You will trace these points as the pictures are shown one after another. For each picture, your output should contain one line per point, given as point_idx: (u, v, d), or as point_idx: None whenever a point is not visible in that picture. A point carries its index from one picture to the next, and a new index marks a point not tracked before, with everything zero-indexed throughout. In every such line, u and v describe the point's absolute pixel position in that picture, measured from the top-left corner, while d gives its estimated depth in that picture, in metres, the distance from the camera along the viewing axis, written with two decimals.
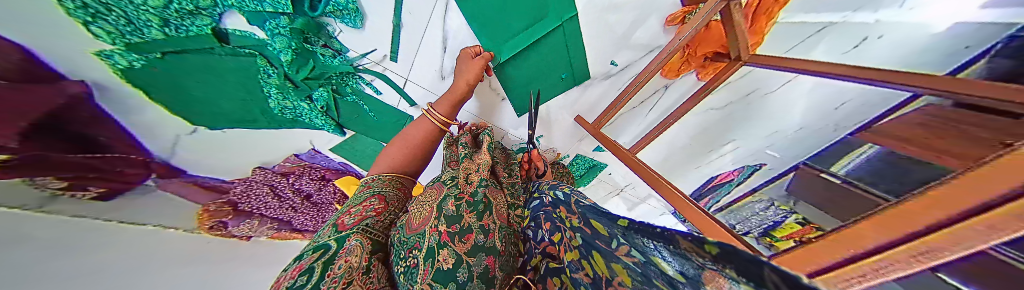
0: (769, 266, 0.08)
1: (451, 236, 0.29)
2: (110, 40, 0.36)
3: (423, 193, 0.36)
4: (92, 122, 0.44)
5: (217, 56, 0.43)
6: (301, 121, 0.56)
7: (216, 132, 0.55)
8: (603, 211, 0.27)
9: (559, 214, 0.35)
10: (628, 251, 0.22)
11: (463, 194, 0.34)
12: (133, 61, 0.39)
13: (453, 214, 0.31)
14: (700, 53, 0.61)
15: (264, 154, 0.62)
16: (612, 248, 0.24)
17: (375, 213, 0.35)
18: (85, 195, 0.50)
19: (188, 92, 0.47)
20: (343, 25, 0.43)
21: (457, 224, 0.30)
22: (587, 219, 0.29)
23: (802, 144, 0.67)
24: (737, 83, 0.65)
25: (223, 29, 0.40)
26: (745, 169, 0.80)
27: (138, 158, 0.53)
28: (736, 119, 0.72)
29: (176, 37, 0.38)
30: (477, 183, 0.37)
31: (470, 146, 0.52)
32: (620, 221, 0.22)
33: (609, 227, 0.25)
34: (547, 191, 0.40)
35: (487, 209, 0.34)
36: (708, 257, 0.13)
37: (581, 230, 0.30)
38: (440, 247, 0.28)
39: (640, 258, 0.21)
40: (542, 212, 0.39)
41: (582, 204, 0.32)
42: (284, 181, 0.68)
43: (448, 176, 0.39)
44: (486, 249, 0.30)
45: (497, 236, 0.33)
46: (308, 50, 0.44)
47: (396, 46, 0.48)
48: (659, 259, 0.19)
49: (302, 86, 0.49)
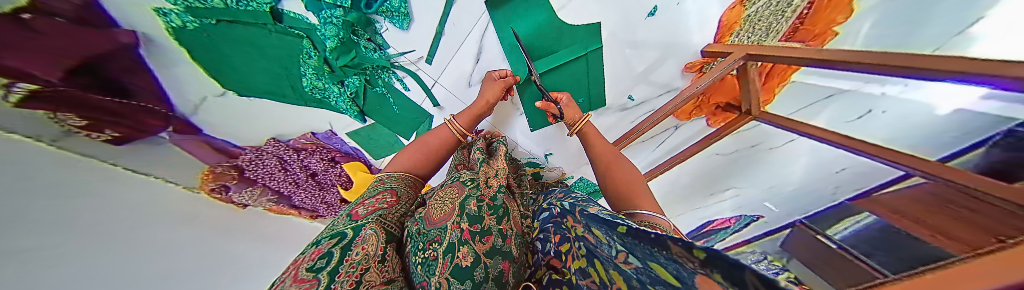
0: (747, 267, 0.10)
1: (472, 234, 0.30)
2: (173, 1, 0.38)
3: (444, 189, 0.38)
4: (132, 71, 0.45)
5: (266, 31, 0.46)
6: (327, 102, 0.58)
7: (244, 98, 0.56)
8: (603, 219, 0.28)
9: (565, 224, 0.36)
10: (625, 259, 0.23)
11: (483, 196, 0.35)
12: (186, 22, 0.41)
13: (475, 214, 0.32)
14: (713, 101, 0.64)
15: (282, 127, 0.64)
16: (612, 255, 0.25)
17: (388, 205, 0.36)
18: (100, 137, 0.50)
19: (227, 59, 0.49)
20: (390, 24, 0.46)
21: (478, 224, 0.31)
22: (588, 227, 0.31)
23: (802, 202, 0.68)
24: (740, 134, 0.67)
25: (281, 10, 0.43)
26: (742, 218, 0.82)
27: (161, 111, 0.53)
28: (737, 168, 0.73)
29: (234, 8, 0.41)
30: (497, 188, 0.38)
31: (485, 151, 0.54)
32: (621, 228, 0.24)
33: (609, 235, 0.26)
34: (556, 202, 0.41)
35: (505, 214, 0.35)
36: (697, 261, 0.15)
37: (582, 239, 0.32)
38: (460, 244, 0.29)
39: (639, 265, 0.21)
40: (552, 224, 0.40)
41: (585, 213, 0.33)
42: (296, 156, 0.68)
43: (466, 176, 0.40)
44: (502, 252, 0.31)
45: (513, 242, 0.33)
46: (353, 41, 0.47)
47: (434, 50, 0.51)
48: (659, 266, 0.19)
49: (338, 72, 0.51)
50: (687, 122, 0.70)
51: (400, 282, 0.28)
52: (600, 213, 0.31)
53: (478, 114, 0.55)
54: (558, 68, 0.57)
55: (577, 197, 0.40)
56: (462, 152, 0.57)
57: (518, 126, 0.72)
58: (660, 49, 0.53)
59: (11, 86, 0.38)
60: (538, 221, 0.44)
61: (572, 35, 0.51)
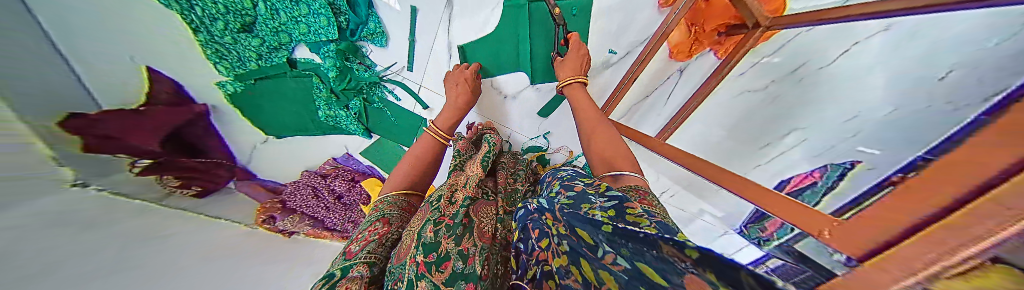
0: (748, 273, 0.15)
1: (428, 265, 0.37)
2: (226, 73, 0.52)
3: (414, 222, 0.47)
4: (204, 136, 0.62)
5: (288, 78, 0.59)
6: (340, 127, 0.68)
7: (281, 140, 0.70)
8: (588, 223, 0.35)
9: (544, 220, 0.43)
10: (612, 260, 0.29)
11: (442, 218, 0.43)
12: (235, 88, 0.55)
13: (430, 241, 0.39)
14: (709, 27, 0.60)
15: (308, 159, 0.75)
16: (598, 255, 0.31)
17: (377, 236, 0.46)
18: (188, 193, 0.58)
19: (262, 108, 0.60)
20: (373, 45, 0.60)
21: (433, 252, 0.38)
22: (572, 226, 0.37)
23: (912, 130, 0.36)
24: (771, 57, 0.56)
25: (295, 59, 0.57)
26: (830, 169, 0.48)
27: (226, 164, 0.67)
28: (802, 93, 0.52)
29: (264, 66, 0.55)
30: (460, 203, 0.47)
31: (461, 155, 0.64)
32: (606, 227, 0.32)
33: (595, 235, 0.33)
34: (532, 200, 0.49)
35: (466, 233, 0.43)
36: (689, 261, 0.21)
37: (568, 238, 0.37)
38: (419, 279, 0.35)
39: (626, 266, 0.28)
40: (529, 221, 0.45)
41: (566, 211, 0.41)
42: (322, 181, 0.75)
43: (436, 197, 0.50)
44: (464, 275, 0.38)
45: (478, 260, 0.41)
46: (347, 66, 0.60)
47: (411, 58, 0.63)
48: (646, 266, 0.25)
49: (341, 97, 0.63)
50: (689, 62, 0.66)
51: None
52: (581, 212, 0.38)
53: (453, 118, 0.66)
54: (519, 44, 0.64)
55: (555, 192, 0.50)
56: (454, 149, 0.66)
57: (506, 109, 0.75)
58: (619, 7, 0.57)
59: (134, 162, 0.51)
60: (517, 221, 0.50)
61: (513, 16, 0.60)
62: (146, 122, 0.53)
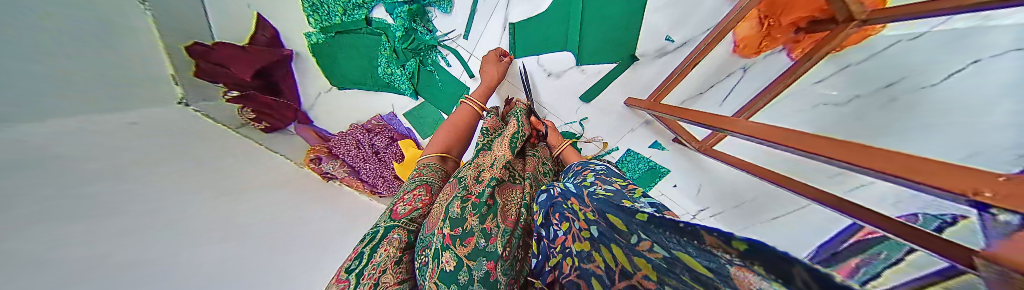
0: (779, 253, 0.10)
1: (452, 238, 0.39)
2: (317, 25, 0.69)
3: (442, 197, 0.50)
4: (285, 76, 0.76)
5: (361, 35, 0.72)
6: (392, 86, 0.80)
7: (342, 91, 0.84)
8: (621, 209, 0.30)
9: (570, 205, 0.42)
10: (649, 247, 0.24)
11: (468, 196, 0.46)
12: (319, 39, 0.71)
13: (457, 217, 0.42)
14: (786, 22, 0.50)
15: (358, 113, 0.87)
16: (633, 244, 0.27)
17: (421, 205, 0.50)
18: (259, 126, 0.77)
19: (336, 59, 0.75)
20: (439, 12, 0.72)
21: (459, 228, 0.40)
22: (604, 213, 0.33)
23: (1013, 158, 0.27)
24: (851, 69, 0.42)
25: (372, 18, 0.70)
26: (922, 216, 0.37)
27: (293, 106, 0.81)
28: (880, 110, 0.39)
29: (346, 22, 0.70)
30: (486, 183, 0.49)
31: (490, 133, 0.68)
32: (640, 216, 0.25)
33: (628, 222, 0.28)
34: (557, 184, 0.48)
35: (489, 213, 0.44)
36: (733, 253, 0.14)
37: (596, 223, 0.35)
38: (444, 250, 0.38)
39: (665, 254, 0.22)
40: (552, 204, 0.45)
41: (594, 198, 0.38)
42: (366, 135, 0.85)
43: (464, 174, 0.53)
44: (486, 253, 0.38)
45: (500, 240, 0.40)
46: (414, 29, 0.71)
47: (469, 28, 0.73)
48: (687, 257, 0.19)
49: (402, 56, 0.74)
50: (757, 59, 0.59)
51: (408, 282, 0.39)
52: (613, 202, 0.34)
53: (485, 87, 0.71)
54: (571, 21, 0.65)
55: (588, 181, 0.48)
56: (484, 126, 0.70)
57: (548, 87, 0.79)
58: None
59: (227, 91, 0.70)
60: (539, 204, 0.50)
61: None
62: (249, 56, 0.68)
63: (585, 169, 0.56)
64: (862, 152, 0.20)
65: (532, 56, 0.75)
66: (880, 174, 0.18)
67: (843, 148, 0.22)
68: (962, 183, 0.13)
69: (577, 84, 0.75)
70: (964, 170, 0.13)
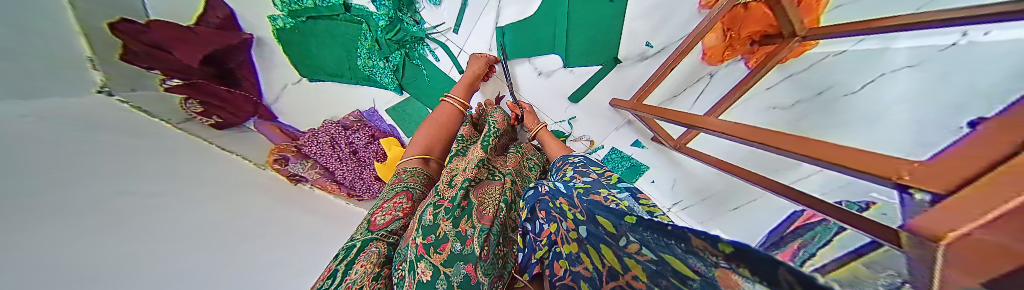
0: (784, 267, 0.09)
1: (427, 247, 0.37)
2: (283, 8, 0.61)
3: (420, 205, 0.47)
4: (243, 64, 0.66)
5: (338, 22, 0.66)
6: (374, 79, 0.75)
7: (313, 84, 0.76)
8: (609, 207, 0.29)
9: (557, 204, 0.40)
10: (638, 249, 0.24)
11: (442, 201, 0.43)
12: (286, 23, 0.63)
13: (430, 224, 0.39)
14: (745, 34, 0.56)
15: (334, 108, 0.80)
16: (621, 244, 0.27)
17: (401, 214, 0.47)
18: (207, 122, 0.67)
19: (307, 48, 0.68)
20: (428, 3, 0.70)
21: (432, 235, 0.38)
22: (594, 214, 0.31)
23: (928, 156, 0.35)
24: (795, 78, 0.52)
25: (351, 4, 0.65)
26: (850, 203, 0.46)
27: (254, 99, 0.72)
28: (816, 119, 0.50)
29: (319, 7, 0.63)
30: (459, 186, 0.45)
31: (466, 140, 0.64)
32: (628, 218, 0.24)
33: (617, 223, 0.27)
34: (545, 182, 0.45)
35: (462, 215, 0.42)
36: (721, 256, 0.14)
37: (586, 223, 0.33)
38: (419, 260, 0.36)
39: (653, 257, 0.22)
40: (538, 202, 0.44)
41: (583, 198, 0.35)
42: (343, 133, 0.78)
43: (445, 180, 0.48)
44: (463, 257, 0.37)
45: (476, 242, 0.39)
46: (400, 19, 0.68)
47: (460, 21, 0.72)
48: (675, 259, 0.19)
49: (386, 48, 0.70)
50: (721, 67, 0.65)
51: None
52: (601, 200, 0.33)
53: (467, 85, 0.71)
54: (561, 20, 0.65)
55: (569, 176, 0.50)
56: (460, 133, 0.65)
57: (536, 86, 0.79)
58: (654, 6, 0.60)
59: (165, 79, 0.58)
60: (524, 200, 0.49)
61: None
62: (195, 38, 0.57)
63: (565, 163, 0.56)
64: (864, 156, 0.21)
65: (523, 57, 0.75)
66: (879, 177, 0.19)
67: (821, 146, 0.25)
68: (890, 173, 0.18)
69: (562, 85, 0.77)
70: (933, 167, 0.15)
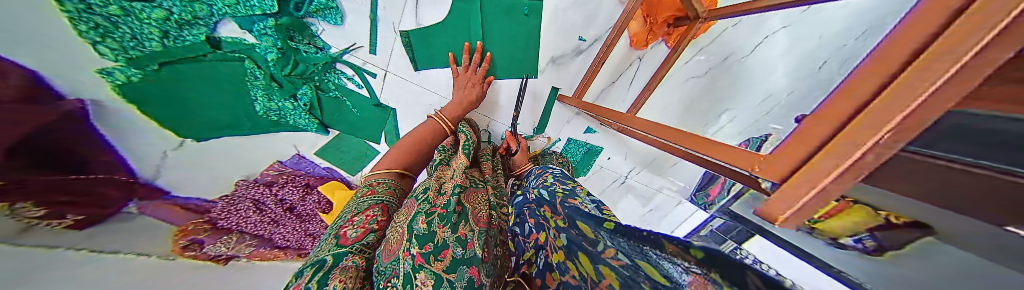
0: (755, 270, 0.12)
1: (425, 255, 0.34)
2: (113, 56, 0.43)
3: (400, 216, 0.42)
4: (78, 144, 0.44)
5: (206, 63, 0.51)
6: (285, 123, 0.65)
7: (203, 144, 0.59)
8: (589, 216, 0.33)
9: (542, 212, 0.44)
10: (614, 255, 0.26)
11: (434, 208, 0.39)
12: (131, 76, 0.46)
13: (423, 232, 0.36)
14: (661, 19, 0.61)
15: (246, 165, 0.65)
16: (599, 251, 0.28)
17: (374, 227, 0.41)
18: (62, 223, 0.43)
19: (178, 103, 0.52)
20: (324, 23, 0.56)
21: (431, 242, 0.35)
22: (574, 220, 0.35)
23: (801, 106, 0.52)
24: (707, 50, 0.62)
25: (217, 37, 0.50)
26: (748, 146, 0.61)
27: (122, 179, 0.51)
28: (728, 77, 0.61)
29: (171, 46, 0.47)
30: (450, 192, 0.44)
31: (447, 150, 0.62)
32: (607, 225, 0.28)
33: (596, 229, 0.30)
34: (534, 190, 0.52)
35: (460, 220, 0.40)
36: (693, 261, 0.16)
37: (567, 231, 0.36)
38: (416, 271, 0.32)
39: (626, 261, 0.24)
40: (526, 208, 0.49)
41: (567, 205, 0.40)
42: (266, 191, 0.67)
43: (422, 190, 0.46)
44: (466, 260, 0.35)
45: (477, 244, 0.38)
46: (292, 47, 0.55)
47: (374, 38, 0.62)
48: (651, 267, 0.21)
49: (286, 85, 0.59)
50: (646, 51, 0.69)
51: None
52: (585, 209, 0.37)
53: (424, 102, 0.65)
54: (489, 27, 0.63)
55: (550, 183, 0.51)
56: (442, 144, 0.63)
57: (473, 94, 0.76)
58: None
59: None
60: (513, 206, 0.54)
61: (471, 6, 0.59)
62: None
63: (546, 172, 0.58)
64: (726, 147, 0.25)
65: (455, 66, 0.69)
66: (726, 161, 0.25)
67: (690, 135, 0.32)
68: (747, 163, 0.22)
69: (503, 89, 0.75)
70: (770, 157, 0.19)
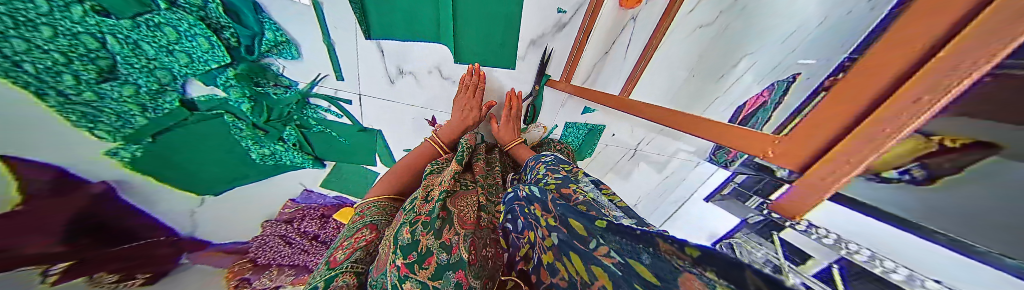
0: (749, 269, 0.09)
1: (409, 266, 0.33)
2: (111, 138, 0.46)
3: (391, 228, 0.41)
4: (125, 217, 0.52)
5: (191, 124, 0.53)
6: (284, 164, 0.69)
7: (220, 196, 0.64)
8: (580, 210, 0.28)
9: (532, 210, 0.37)
10: (606, 252, 0.23)
11: (419, 216, 0.39)
12: (135, 152, 0.50)
13: (410, 242, 0.35)
14: None
15: (268, 204, 0.73)
16: (589, 249, 0.25)
17: (363, 243, 0.41)
18: (135, 282, 0.53)
19: (183, 166, 0.57)
20: (283, 59, 0.54)
21: (414, 251, 0.34)
22: (566, 219, 0.30)
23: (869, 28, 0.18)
24: None
25: (189, 98, 0.50)
26: None
27: (168, 239, 0.59)
28: None
29: (155, 117, 0.49)
30: (436, 198, 0.42)
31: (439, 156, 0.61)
32: (599, 223, 0.25)
33: (588, 227, 0.26)
34: (522, 186, 0.41)
35: (444, 225, 0.39)
36: (689, 260, 0.14)
37: (558, 229, 0.31)
38: (402, 282, 0.32)
39: (620, 259, 0.21)
40: (516, 205, 0.40)
41: (559, 203, 0.33)
42: (290, 227, 0.74)
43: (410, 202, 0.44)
44: (450, 266, 0.34)
45: (462, 249, 0.37)
46: (260, 92, 0.56)
47: (336, 62, 0.58)
48: (639, 264, 0.19)
49: (271, 130, 0.62)
50: None
51: None
52: (575, 206, 0.32)
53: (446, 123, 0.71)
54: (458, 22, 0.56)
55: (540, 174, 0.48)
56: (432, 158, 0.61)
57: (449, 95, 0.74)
58: None
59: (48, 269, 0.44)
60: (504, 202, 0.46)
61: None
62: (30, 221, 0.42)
63: (540, 162, 0.54)
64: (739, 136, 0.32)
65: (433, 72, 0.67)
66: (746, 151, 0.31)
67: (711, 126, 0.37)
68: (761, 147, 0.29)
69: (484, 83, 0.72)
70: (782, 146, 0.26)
